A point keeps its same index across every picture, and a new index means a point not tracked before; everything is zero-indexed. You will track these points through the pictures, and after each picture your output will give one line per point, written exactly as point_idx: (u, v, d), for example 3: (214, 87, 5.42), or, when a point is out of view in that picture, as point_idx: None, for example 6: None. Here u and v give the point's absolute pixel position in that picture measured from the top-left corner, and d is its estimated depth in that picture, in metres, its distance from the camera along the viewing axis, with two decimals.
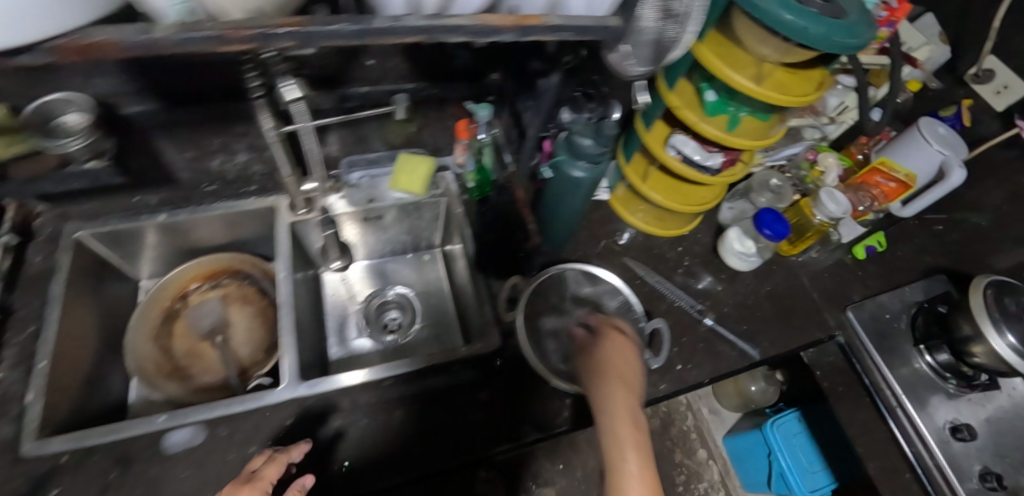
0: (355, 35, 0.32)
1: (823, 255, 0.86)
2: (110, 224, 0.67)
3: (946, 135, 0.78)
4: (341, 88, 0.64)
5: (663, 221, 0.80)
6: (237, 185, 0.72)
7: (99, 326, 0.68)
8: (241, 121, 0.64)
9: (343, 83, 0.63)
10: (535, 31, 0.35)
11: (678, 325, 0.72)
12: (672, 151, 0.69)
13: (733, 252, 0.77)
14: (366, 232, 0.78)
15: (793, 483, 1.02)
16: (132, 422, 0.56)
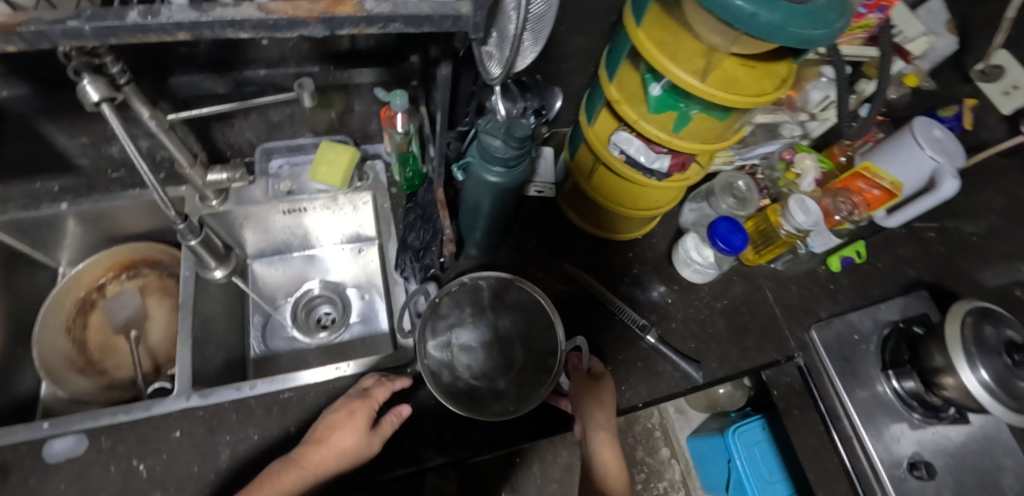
0: (103, 33, 0.31)
1: (794, 265, 0.78)
2: (9, 212, 0.63)
3: (941, 138, 0.69)
4: (239, 71, 0.57)
5: (612, 223, 0.72)
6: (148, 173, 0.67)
7: (6, 318, 0.66)
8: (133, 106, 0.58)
9: (240, 66, 0.57)
10: (343, 23, 0.33)
11: (616, 341, 0.67)
12: (616, 150, 0.61)
13: (687, 262, 0.71)
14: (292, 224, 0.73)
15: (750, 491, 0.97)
16: (13, 428, 0.53)
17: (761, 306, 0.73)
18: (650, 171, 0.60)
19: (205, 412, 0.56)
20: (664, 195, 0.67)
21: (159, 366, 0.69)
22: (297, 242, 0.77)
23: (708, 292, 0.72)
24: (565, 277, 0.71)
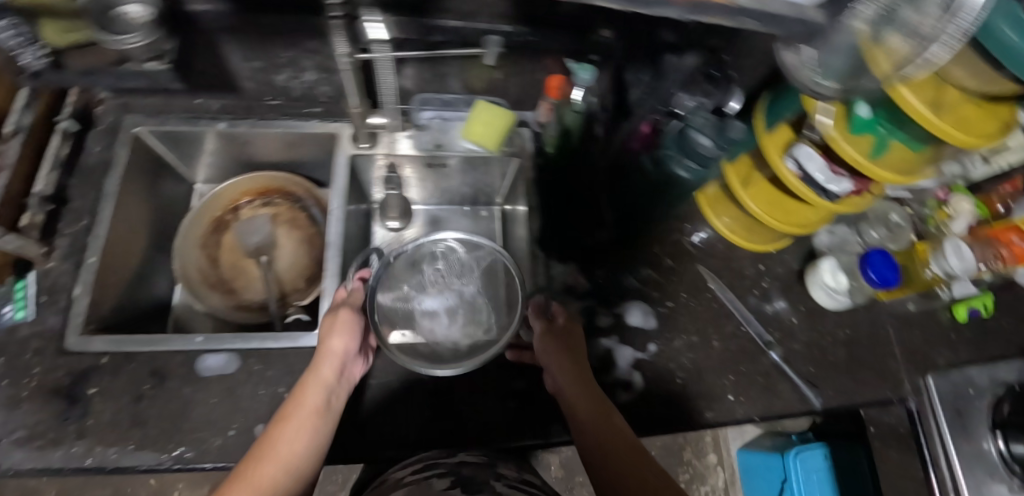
0: None
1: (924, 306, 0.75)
2: (169, 123, 0.64)
3: None
4: (429, 18, 0.56)
5: (749, 231, 0.71)
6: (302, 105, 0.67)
7: (150, 226, 0.67)
8: (315, 38, 0.57)
9: (432, 12, 0.55)
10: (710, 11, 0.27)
11: (740, 353, 0.66)
12: (791, 164, 0.59)
13: (822, 285, 0.69)
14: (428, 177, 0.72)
15: None
16: (171, 337, 0.56)
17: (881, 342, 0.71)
18: (823, 191, 0.58)
19: None
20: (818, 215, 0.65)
21: (285, 295, 0.70)
22: (423, 196, 0.77)
23: (833, 318, 0.70)
24: (694, 279, 0.70)
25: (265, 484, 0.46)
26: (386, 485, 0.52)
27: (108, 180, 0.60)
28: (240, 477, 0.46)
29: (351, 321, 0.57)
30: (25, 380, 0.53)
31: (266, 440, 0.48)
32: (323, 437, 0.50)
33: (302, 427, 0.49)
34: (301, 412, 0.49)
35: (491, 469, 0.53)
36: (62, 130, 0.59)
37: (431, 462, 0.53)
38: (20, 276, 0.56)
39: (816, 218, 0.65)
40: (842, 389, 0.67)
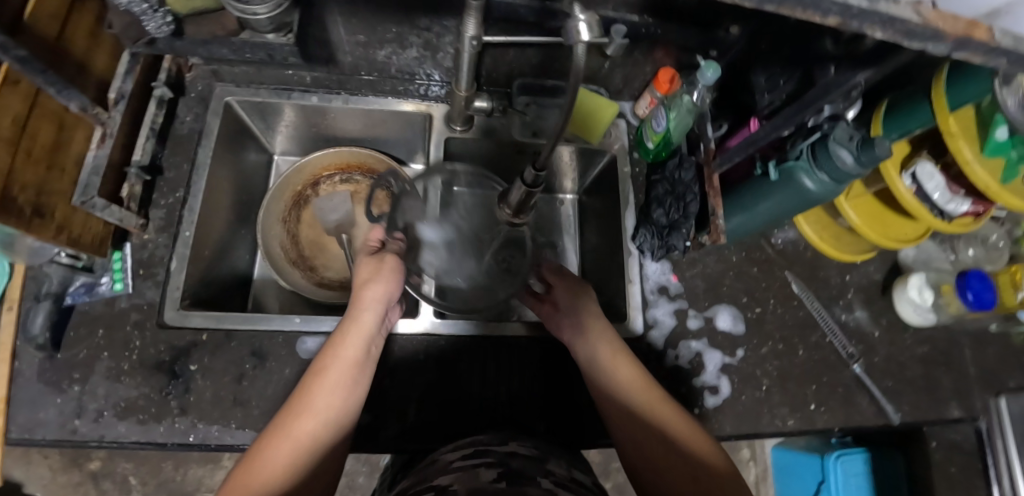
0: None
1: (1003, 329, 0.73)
2: (261, 94, 0.61)
3: None
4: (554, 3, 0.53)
5: (839, 239, 0.70)
6: (394, 82, 0.64)
7: (234, 198, 0.66)
8: (429, 16, 0.54)
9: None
10: (976, 46, 0.26)
11: (822, 363, 0.66)
12: (907, 181, 0.58)
13: (909, 302, 0.68)
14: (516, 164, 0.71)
15: None
16: (270, 317, 0.55)
17: (960, 360, 0.70)
18: (939, 210, 0.57)
19: (446, 340, 0.60)
20: (916, 230, 0.64)
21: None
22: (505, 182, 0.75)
23: (914, 333, 0.70)
24: (780, 286, 0.69)
25: (302, 438, 0.43)
26: (432, 468, 0.46)
27: (200, 151, 0.58)
28: (276, 430, 0.43)
29: (399, 267, 0.54)
30: (126, 353, 0.52)
31: (302, 392, 0.45)
32: (359, 388, 0.47)
33: (341, 381, 0.46)
34: (337, 363, 0.46)
35: (541, 464, 0.45)
36: (157, 98, 0.56)
37: (481, 449, 0.47)
38: (117, 247, 0.55)
39: (915, 234, 0.64)
40: (919, 404, 0.67)
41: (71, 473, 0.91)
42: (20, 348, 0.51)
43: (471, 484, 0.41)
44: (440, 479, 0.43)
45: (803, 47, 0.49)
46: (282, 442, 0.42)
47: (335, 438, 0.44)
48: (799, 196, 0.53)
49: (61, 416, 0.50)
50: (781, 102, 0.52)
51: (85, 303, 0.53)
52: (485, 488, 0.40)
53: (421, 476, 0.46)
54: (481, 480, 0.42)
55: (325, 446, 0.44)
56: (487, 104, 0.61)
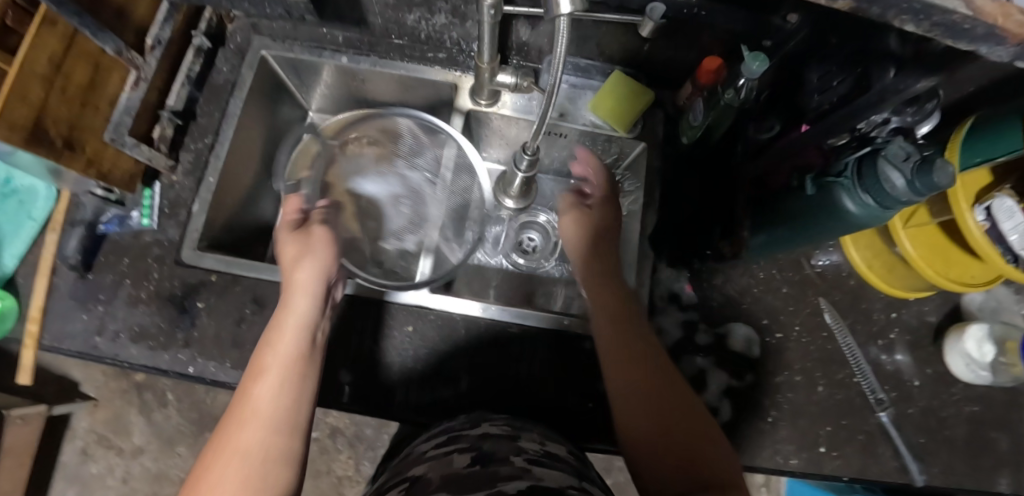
0: None
1: None
2: (294, 50, 0.63)
3: None
4: None
5: (890, 271, 0.62)
6: (424, 49, 0.63)
7: (265, 150, 0.68)
8: None
9: None
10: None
11: (844, 403, 0.60)
12: (981, 215, 0.50)
13: (962, 353, 0.60)
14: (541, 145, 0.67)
15: None
16: (273, 268, 0.57)
17: (1016, 428, 0.61)
18: (1011, 254, 0.49)
19: (435, 316, 0.60)
20: (984, 274, 0.56)
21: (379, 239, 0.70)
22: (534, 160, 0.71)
23: (963, 389, 0.61)
24: (811, 313, 0.63)
25: (250, 448, 0.37)
26: (407, 464, 0.42)
27: (233, 100, 0.61)
28: (219, 445, 0.38)
29: (324, 241, 0.53)
30: (145, 283, 0.56)
31: (240, 399, 0.40)
32: (304, 380, 0.43)
33: (279, 376, 0.42)
34: (275, 360, 0.43)
35: (514, 441, 0.40)
36: (196, 46, 0.59)
37: (454, 435, 0.43)
38: (148, 184, 0.59)
39: (982, 278, 0.55)
40: (954, 468, 0.59)
41: (118, 381, 1.00)
42: (59, 265, 0.56)
43: (442, 473, 0.37)
44: (416, 471, 0.39)
45: (859, 47, 0.43)
46: (230, 457, 0.37)
47: (293, 442, 0.39)
48: (838, 217, 0.46)
49: (85, 331, 0.55)
50: (831, 106, 0.46)
51: (116, 232, 0.57)
52: (456, 475, 0.36)
53: (395, 470, 0.42)
54: (454, 466, 0.37)
55: (288, 453, 0.39)
56: (511, 79, 0.58)
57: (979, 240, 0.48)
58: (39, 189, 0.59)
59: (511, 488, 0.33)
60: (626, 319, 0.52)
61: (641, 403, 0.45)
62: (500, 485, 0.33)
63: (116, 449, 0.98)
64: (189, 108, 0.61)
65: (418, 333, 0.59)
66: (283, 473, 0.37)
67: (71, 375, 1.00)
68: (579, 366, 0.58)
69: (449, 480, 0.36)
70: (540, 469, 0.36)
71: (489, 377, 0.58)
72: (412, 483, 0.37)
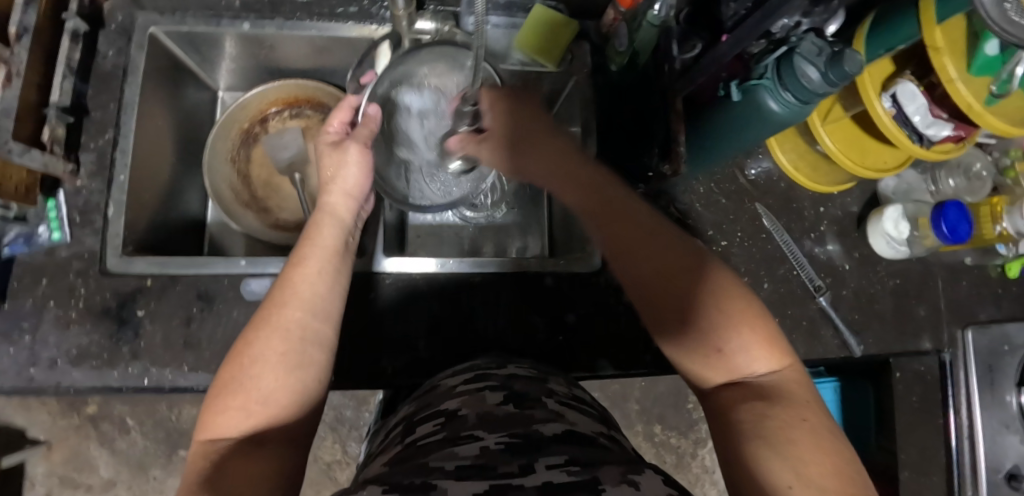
0: None
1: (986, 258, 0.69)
2: (188, 23, 0.57)
3: None
4: None
5: (815, 171, 0.67)
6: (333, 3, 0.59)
7: (177, 139, 0.63)
8: None
9: None
10: None
11: (787, 297, 0.65)
12: (886, 103, 0.54)
13: (883, 235, 0.65)
14: None
15: None
16: (213, 261, 0.54)
17: (932, 293, 0.68)
18: (917, 136, 0.53)
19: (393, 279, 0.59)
20: (895, 159, 0.60)
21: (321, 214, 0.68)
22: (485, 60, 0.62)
23: (886, 265, 0.68)
24: (750, 219, 0.67)
25: (289, 327, 0.38)
26: (433, 395, 0.39)
27: (127, 88, 0.55)
28: (260, 324, 0.39)
29: (364, 157, 0.51)
30: (72, 301, 0.52)
31: (281, 285, 0.41)
32: (343, 280, 0.44)
33: (321, 269, 0.42)
34: (315, 252, 0.43)
35: (544, 383, 0.40)
36: (72, 31, 0.52)
37: (482, 373, 0.41)
38: (50, 194, 0.54)
39: (894, 163, 0.60)
40: (883, 337, 0.66)
41: (69, 417, 0.94)
42: None
43: (478, 409, 0.34)
44: (448, 403, 0.37)
45: None
46: (268, 337, 0.38)
47: (328, 329, 0.40)
48: (765, 119, 0.49)
49: (14, 364, 0.50)
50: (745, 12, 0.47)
51: (24, 253, 0.52)
52: (493, 411, 0.34)
53: (420, 402, 0.40)
54: (487, 403, 0.35)
55: (324, 340, 0.39)
56: (430, 25, 0.58)
57: (889, 125, 0.52)
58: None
59: (550, 432, 0.31)
60: (614, 193, 0.43)
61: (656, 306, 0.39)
62: (538, 427, 0.32)
63: (83, 486, 0.93)
64: (79, 104, 0.55)
65: (379, 297, 0.58)
66: (316, 352, 0.39)
67: (16, 422, 0.93)
68: (545, 301, 0.60)
69: (487, 415, 0.34)
70: (574, 415, 0.35)
71: (462, 326, 0.59)
72: (448, 418, 0.34)
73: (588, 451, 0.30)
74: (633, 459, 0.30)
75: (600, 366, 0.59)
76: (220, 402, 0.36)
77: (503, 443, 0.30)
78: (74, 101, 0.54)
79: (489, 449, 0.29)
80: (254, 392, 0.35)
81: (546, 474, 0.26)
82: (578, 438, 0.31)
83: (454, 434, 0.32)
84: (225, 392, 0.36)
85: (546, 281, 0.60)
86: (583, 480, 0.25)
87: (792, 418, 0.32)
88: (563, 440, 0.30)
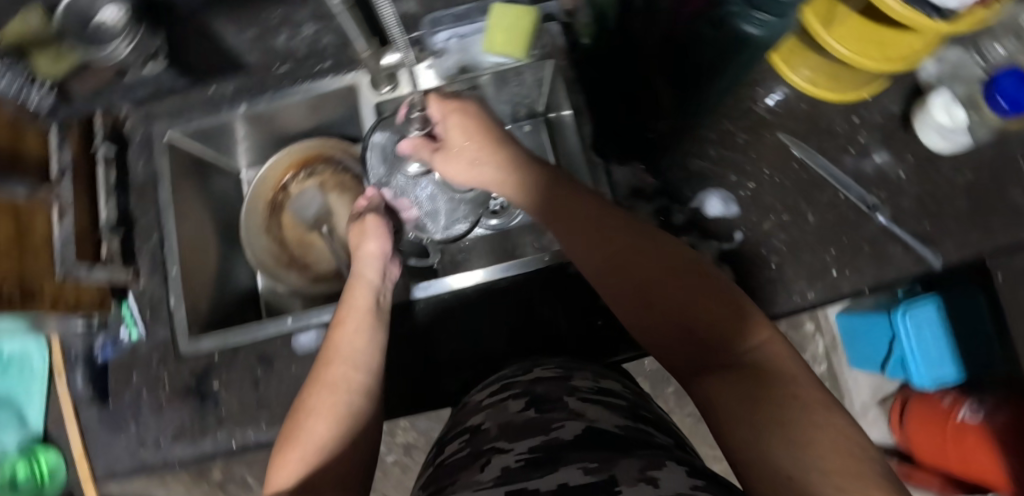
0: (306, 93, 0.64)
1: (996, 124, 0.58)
2: (193, 122, 0.64)
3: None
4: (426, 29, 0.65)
5: (833, 79, 0.61)
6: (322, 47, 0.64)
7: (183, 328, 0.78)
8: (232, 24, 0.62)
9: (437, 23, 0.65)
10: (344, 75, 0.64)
11: (840, 222, 0.59)
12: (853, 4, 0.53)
13: (932, 126, 0.58)
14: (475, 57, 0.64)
15: (912, 367, 0.84)
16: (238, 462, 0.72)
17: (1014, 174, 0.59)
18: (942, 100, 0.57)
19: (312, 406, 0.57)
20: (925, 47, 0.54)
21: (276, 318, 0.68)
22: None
23: (950, 162, 0.60)
24: (775, 150, 0.62)
25: (335, 384, 0.42)
26: (465, 413, 0.41)
27: (160, 191, 0.62)
28: (312, 386, 0.42)
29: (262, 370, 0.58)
30: (160, 387, 0.59)
31: (324, 354, 0.45)
32: (378, 332, 0.47)
33: (359, 327, 0.46)
34: (353, 313, 0.47)
35: (567, 382, 0.40)
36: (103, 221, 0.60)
37: (508, 382, 0.42)
38: (123, 298, 0.61)
39: (923, 50, 0.54)
40: (855, 264, 0.58)
41: (201, 485, 1.04)
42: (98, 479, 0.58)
43: (500, 419, 0.34)
44: (472, 419, 0.38)
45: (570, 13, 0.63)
46: (320, 392, 0.42)
47: (370, 380, 0.43)
48: (746, 43, 0.45)
49: (128, 451, 0.58)
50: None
51: (114, 356, 0.59)
52: (515, 419, 0.34)
53: (453, 422, 0.41)
54: (509, 412, 0.35)
55: (363, 388, 0.43)
56: (394, 57, 0.59)
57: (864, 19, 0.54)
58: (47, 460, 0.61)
59: (570, 433, 0.30)
60: None
61: (645, 314, 0.37)
62: (558, 431, 0.30)
63: None
64: (121, 223, 0.62)
65: (423, 316, 0.61)
66: (356, 403, 0.41)
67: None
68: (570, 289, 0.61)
69: (508, 424, 0.33)
70: (597, 410, 0.34)
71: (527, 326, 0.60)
72: (472, 434, 0.35)
73: (614, 447, 0.27)
74: (659, 446, 0.29)
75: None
76: (282, 458, 0.38)
77: (524, 460, 0.28)
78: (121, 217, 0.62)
79: (549, 441, 0.29)
80: (308, 440, 0.38)
81: (564, 475, 0.25)
82: (600, 438, 0.29)
83: (477, 449, 0.32)
84: (284, 451, 0.39)
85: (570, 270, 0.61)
86: (602, 482, 0.23)
87: (710, 319, 0.34)
88: (584, 444, 0.28)
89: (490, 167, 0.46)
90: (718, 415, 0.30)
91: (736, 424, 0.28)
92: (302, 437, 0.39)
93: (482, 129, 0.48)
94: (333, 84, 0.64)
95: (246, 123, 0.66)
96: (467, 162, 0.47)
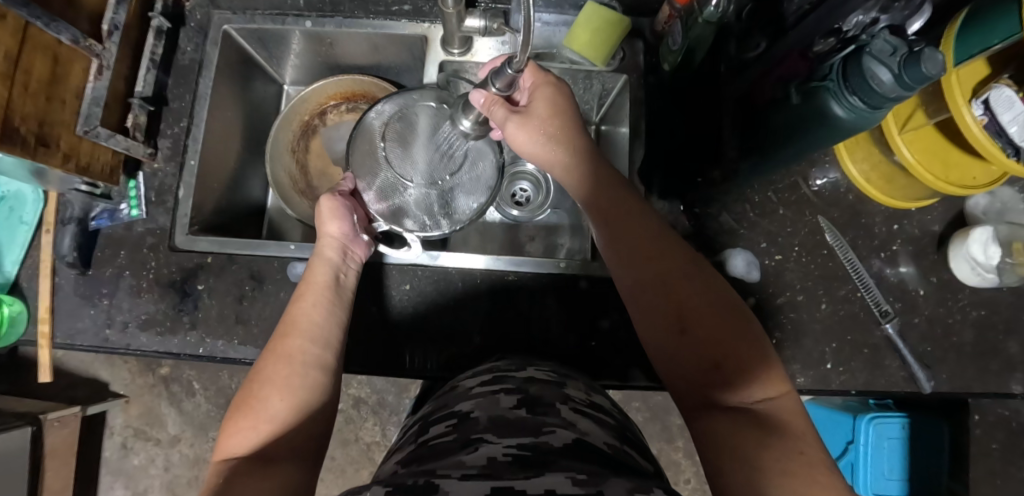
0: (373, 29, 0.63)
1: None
2: (257, 22, 0.63)
3: None
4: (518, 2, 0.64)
5: (890, 182, 0.61)
6: None
7: None
8: None
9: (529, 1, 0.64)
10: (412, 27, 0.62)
11: (848, 319, 0.59)
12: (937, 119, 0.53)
13: (967, 258, 0.58)
14: (553, 49, 0.64)
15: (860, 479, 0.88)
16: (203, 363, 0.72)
17: None
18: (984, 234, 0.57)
19: None
20: (988, 175, 0.54)
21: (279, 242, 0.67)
22: None
23: (970, 294, 0.60)
24: (809, 233, 0.62)
25: (293, 355, 0.40)
26: (452, 396, 0.42)
27: (203, 80, 0.61)
28: (269, 355, 0.41)
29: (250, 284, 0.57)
30: (144, 272, 0.57)
31: (286, 319, 0.44)
32: (339, 309, 0.47)
33: (318, 301, 0.46)
34: (313, 288, 0.46)
35: (561, 389, 0.40)
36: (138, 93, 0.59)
37: (501, 376, 0.43)
38: (132, 176, 0.60)
39: (986, 180, 0.54)
40: (849, 362, 0.58)
41: (145, 376, 1.02)
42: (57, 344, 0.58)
43: (491, 411, 0.35)
44: (462, 405, 0.38)
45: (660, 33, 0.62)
46: (275, 362, 0.40)
47: (328, 355, 0.42)
48: (829, 126, 0.44)
49: (94, 325, 0.57)
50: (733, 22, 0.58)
51: (108, 226, 0.58)
52: (505, 414, 0.34)
53: (439, 403, 0.42)
54: (501, 406, 0.36)
55: (322, 362, 0.41)
56: (479, 23, 0.57)
57: (938, 137, 0.55)
58: (10, 311, 0.57)
59: (560, 442, 0.30)
60: None
61: (673, 335, 0.37)
62: (547, 438, 0.30)
63: (153, 440, 1.01)
64: (159, 95, 0.61)
65: (416, 289, 0.60)
66: (317, 376, 0.40)
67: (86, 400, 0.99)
68: (577, 302, 0.60)
69: (498, 418, 0.33)
70: (586, 424, 0.34)
71: (518, 326, 0.60)
72: (460, 421, 0.35)
73: (597, 468, 0.27)
74: (644, 473, 0.29)
75: (633, 376, 0.59)
76: (232, 425, 0.36)
77: (511, 456, 0.28)
78: (155, 92, 0.60)
79: (535, 444, 0.29)
80: (261, 414, 0.36)
81: (551, 481, 0.24)
82: (586, 453, 0.29)
83: (464, 436, 0.32)
84: (236, 415, 0.37)
85: (581, 284, 0.61)
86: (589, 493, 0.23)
87: (736, 356, 0.35)
88: (573, 457, 0.28)
89: (558, 150, 0.46)
90: (718, 452, 0.31)
91: (734, 467, 0.29)
92: (254, 406, 0.37)
93: (569, 116, 0.46)
94: (403, 28, 0.63)
95: (306, 40, 0.65)
96: (541, 136, 0.45)
